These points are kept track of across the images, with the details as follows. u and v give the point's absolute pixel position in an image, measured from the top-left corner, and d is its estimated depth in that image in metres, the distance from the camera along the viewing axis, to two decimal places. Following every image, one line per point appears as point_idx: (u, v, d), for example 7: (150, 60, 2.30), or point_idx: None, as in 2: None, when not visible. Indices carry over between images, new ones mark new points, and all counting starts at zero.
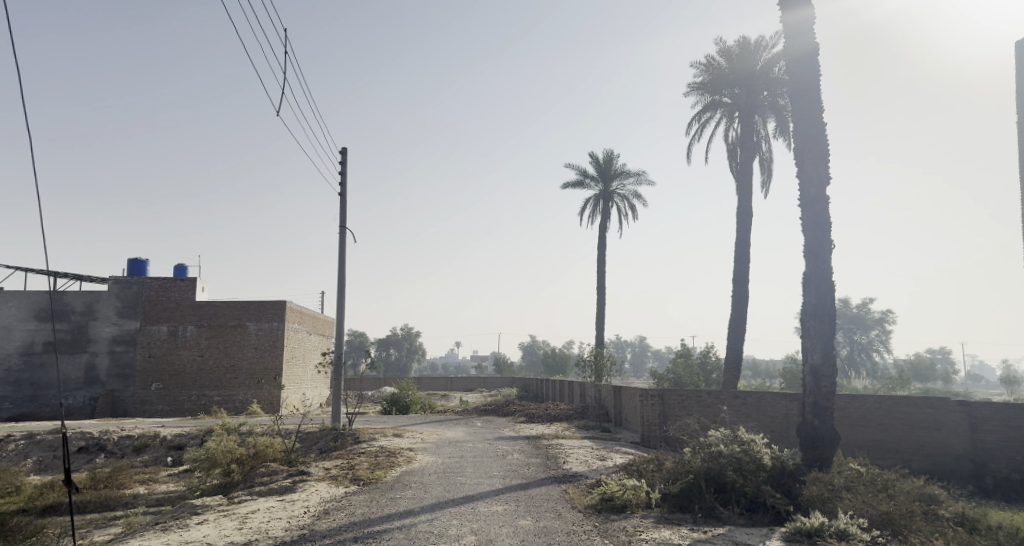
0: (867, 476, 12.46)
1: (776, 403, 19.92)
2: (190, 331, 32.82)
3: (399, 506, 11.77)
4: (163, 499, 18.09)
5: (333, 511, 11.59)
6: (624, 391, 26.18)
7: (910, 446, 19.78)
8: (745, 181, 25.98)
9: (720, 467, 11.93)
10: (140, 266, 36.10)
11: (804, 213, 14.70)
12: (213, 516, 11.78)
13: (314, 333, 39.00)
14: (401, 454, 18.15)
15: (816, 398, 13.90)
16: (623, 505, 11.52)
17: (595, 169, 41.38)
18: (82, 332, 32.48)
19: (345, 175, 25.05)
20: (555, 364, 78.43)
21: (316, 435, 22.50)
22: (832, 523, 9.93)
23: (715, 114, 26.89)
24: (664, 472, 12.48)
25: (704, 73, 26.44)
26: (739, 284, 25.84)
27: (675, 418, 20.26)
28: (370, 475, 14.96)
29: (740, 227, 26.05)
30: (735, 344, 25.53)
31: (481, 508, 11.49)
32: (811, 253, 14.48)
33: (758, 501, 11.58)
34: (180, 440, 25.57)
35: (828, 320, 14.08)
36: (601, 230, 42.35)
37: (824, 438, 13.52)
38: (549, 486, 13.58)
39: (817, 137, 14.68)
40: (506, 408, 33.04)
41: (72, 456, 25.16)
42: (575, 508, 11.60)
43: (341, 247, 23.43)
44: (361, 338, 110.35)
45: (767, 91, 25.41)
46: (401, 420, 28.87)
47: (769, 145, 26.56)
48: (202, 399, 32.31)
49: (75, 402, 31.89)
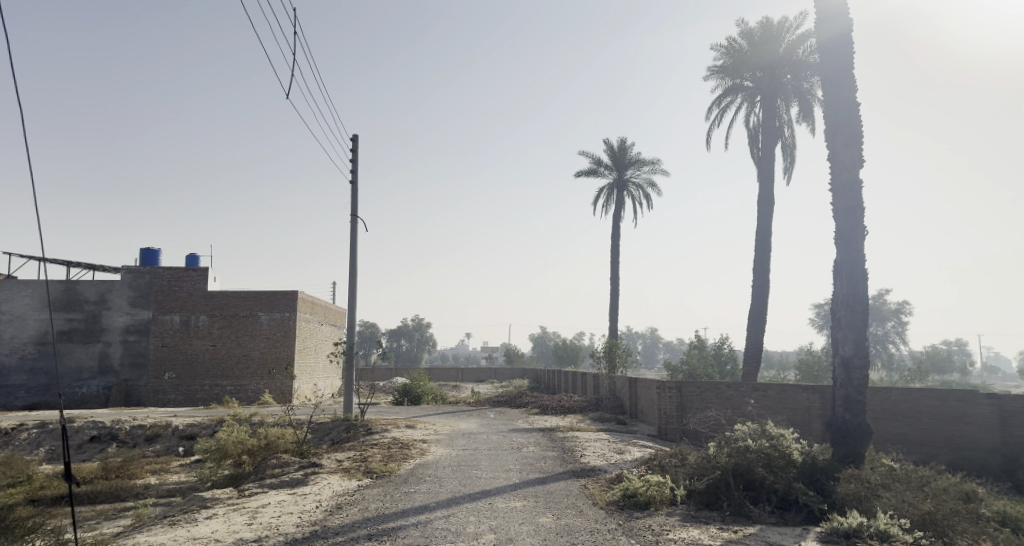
0: (902, 473, 11.94)
1: (799, 396, 19.37)
2: (202, 321, 32.58)
3: (414, 501, 11.38)
4: (174, 490, 17.79)
5: (346, 505, 11.18)
6: (640, 383, 25.67)
7: (937, 440, 19.15)
8: (766, 168, 25.33)
9: (749, 462, 11.48)
10: (152, 256, 35.94)
11: (836, 198, 14.11)
12: (223, 510, 11.39)
13: (326, 323, 38.76)
14: (414, 446, 17.79)
15: (847, 391, 13.39)
16: (647, 502, 11.03)
17: (609, 157, 40.78)
18: (96, 321, 32.37)
19: (356, 163, 24.63)
20: (566, 355, 77.90)
21: (329, 426, 22.17)
22: (872, 524, 9.42)
23: (736, 98, 26.19)
24: (688, 468, 12.02)
25: (725, 55, 25.73)
26: (759, 274, 25.24)
27: (694, 411, 19.74)
28: (383, 468, 14.57)
29: (761, 216, 25.40)
30: (756, 335, 24.97)
31: (499, 504, 11.08)
32: (843, 240, 13.90)
33: (789, 498, 11.09)
34: (192, 430, 25.36)
35: (861, 310, 13.50)
36: (614, 219, 41.78)
37: (854, 433, 13.02)
38: (568, 481, 13.13)
39: (850, 117, 14.07)
40: (518, 400, 32.63)
41: (85, 445, 24.98)
42: (597, 505, 11.16)
43: (352, 236, 23.03)
44: (372, 329, 110.44)
45: (791, 75, 24.78)
46: (412, 411, 28.46)
47: (791, 130, 25.86)
48: (214, 389, 32.10)
49: (89, 390, 31.87)
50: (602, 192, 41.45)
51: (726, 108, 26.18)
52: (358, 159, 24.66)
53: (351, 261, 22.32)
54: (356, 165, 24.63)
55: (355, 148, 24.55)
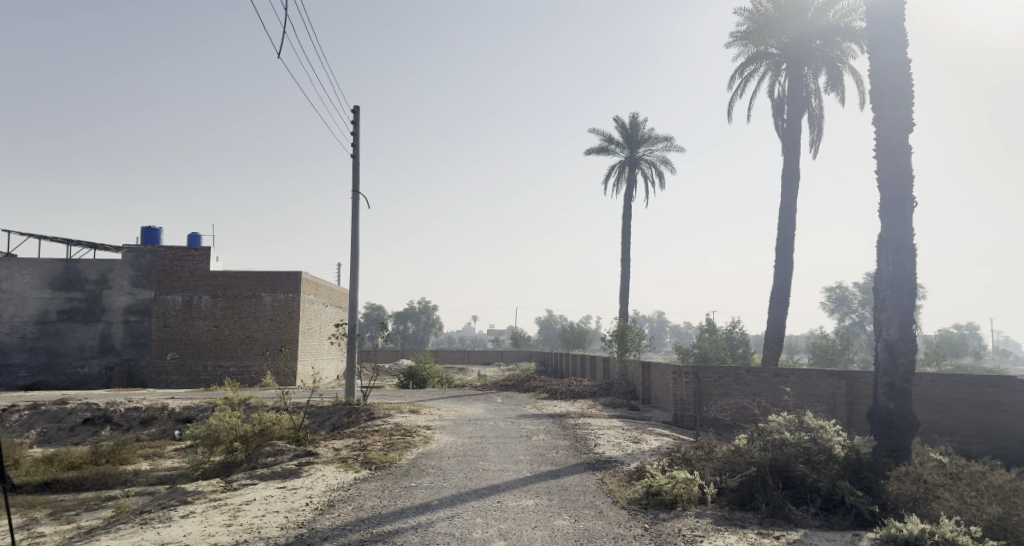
0: (954, 468, 10.73)
1: (823, 382, 18.23)
2: (205, 302, 31.52)
3: (415, 497, 10.27)
4: (164, 477, 16.79)
5: (339, 503, 10.06)
6: (652, 367, 24.53)
7: (970, 429, 17.88)
8: (792, 141, 23.97)
9: (788, 458, 10.37)
10: (154, 235, 34.85)
11: (882, 167, 12.83)
12: (202, 507, 10.27)
13: (330, 304, 37.85)
14: (417, 433, 16.69)
15: (891, 379, 12.17)
16: (673, 501, 9.90)
17: (621, 134, 39.37)
18: (96, 301, 31.37)
19: (357, 136, 23.40)
20: (572, 338, 76.77)
21: (329, 411, 21.09)
22: (936, 531, 8.25)
23: (760, 66, 24.81)
24: (718, 463, 10.90)
25: (749, 21, 24.32)
26: (782, 254, 23.94)
27: (713, 398, 18.57)
28: (383, 458, 13.48)
29: (786, 193, 24.06)
30: (778, 317, 23.72)
31: (509, 502, 9.96)
32: (888, 213, 12.63)
33: (835, 498, 9.90)
34: (189, 412, 24.34)
35: (908, 289, 12.24)
36: (626, 199, 40.47)
37: (899, 425, 11.78)
38: (584, 475, 12.01)
39: (900, 74, 12.72)
40: (526, 383, 31.55)
41: (77, 428, 24.01)
42: (617, 504, 10.03)
43: (354, 213, 21.84)
44: (377, 312, 109.60)
45: (820, 39, 23.43)
46: (415, 394, 27.37)
47: (819, 101, 24.51)
48: (217, 371, 31.12)
49: (91, 371, 30.99)
50: (613, 170, 40.11)
51: (750, 77, 24.76)
52: (359, 132, 23.43)
53: (353, 237, 21.14)
54: (358, 137, 23.42)
55: (356, 121, 23.34)
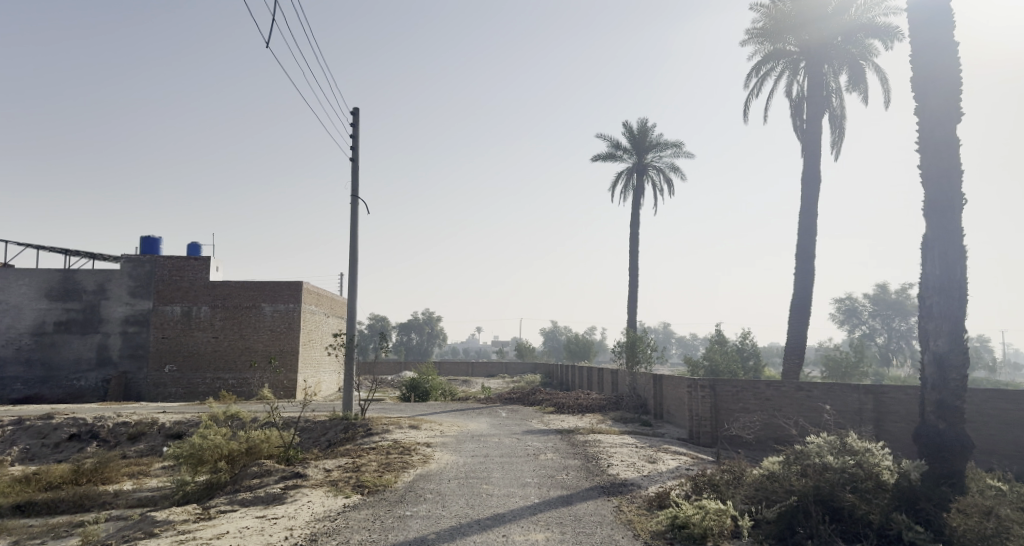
0: (1018, 498, 9.46)
1: (849, 395, 16.98)
2: (204, 312, 30.42)
3: (410, 529, 9.07)
4: (145, 499, 15.59)
5: (322, 537, 8.84)
6: (666, 379, 23.29)
7: (1008, 448, 16.51)
8: (813, 141, 22.86)
9: (832, 486, 9.14)
10: (153, 245, 33.82)
11: (926, 162, 11.65)
12: (167, 542, 9.07)
13: (331, 315, 36.70)
14: (417, 451, 15.48)
15: (941, 396, 10.92)
16: (702, 535, 8.67)
17: (629, 140, 38.25)
18: (94, 312, 30.27)
19: (358, 139, 22.38)
20: (578, 350, 75.38)
21: (325, 427, 19.85)
22: None
23: (777, 65, 23.76)
24: (750, 492, 9.66)
25: (765, 18, 23.28)
26: (803, 260, 22.73)
27: (732, 414, 17.31)
28: (376, 481, 12.24)
29: (806, 197, 22.87)
30: (798, 327, 22.50)
31: (516, 536, 8.78)
32: (935, 212, 11.42)
33: (889, 534, 8.69)
34: (179, 427, 23.17)
35: (958, 295, 11.02)
36: (634, 205, 39.28)
37: (951, 448, 10.49)
38: (598, 501, 10.80)
39: (949, 60, 11.56)
40: (532, 396, 30.23)
41: (62, 444, 22.88)
42: (638, 538, 8.80)
43: (355, 218, 20.76)
44: (382, 322, 108.30)
45: (840, 36, 22.37)
46: (417, 408, 26.16)
47: (840, 101, 23.42)
48: (215, 383, 29.94)
49: (87, 383, 29.82)
50: (621, 176, 38.97)
51: (766, 76, 23.70)
52: (359, 133, 22.40)
53: (351, 243, 20.01)
54: (357, 140, 22.38)
55: (357, 122, 22.32)
